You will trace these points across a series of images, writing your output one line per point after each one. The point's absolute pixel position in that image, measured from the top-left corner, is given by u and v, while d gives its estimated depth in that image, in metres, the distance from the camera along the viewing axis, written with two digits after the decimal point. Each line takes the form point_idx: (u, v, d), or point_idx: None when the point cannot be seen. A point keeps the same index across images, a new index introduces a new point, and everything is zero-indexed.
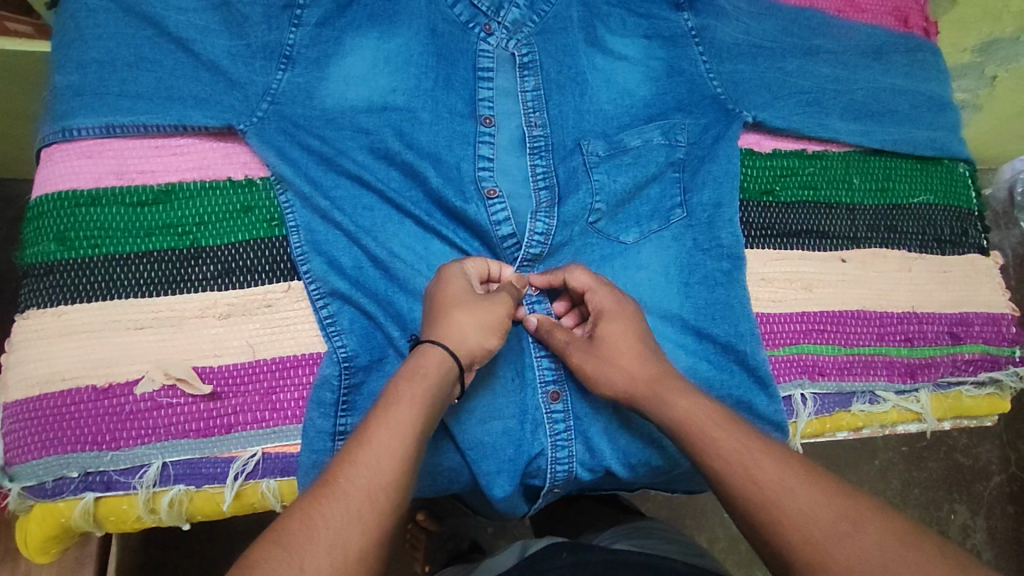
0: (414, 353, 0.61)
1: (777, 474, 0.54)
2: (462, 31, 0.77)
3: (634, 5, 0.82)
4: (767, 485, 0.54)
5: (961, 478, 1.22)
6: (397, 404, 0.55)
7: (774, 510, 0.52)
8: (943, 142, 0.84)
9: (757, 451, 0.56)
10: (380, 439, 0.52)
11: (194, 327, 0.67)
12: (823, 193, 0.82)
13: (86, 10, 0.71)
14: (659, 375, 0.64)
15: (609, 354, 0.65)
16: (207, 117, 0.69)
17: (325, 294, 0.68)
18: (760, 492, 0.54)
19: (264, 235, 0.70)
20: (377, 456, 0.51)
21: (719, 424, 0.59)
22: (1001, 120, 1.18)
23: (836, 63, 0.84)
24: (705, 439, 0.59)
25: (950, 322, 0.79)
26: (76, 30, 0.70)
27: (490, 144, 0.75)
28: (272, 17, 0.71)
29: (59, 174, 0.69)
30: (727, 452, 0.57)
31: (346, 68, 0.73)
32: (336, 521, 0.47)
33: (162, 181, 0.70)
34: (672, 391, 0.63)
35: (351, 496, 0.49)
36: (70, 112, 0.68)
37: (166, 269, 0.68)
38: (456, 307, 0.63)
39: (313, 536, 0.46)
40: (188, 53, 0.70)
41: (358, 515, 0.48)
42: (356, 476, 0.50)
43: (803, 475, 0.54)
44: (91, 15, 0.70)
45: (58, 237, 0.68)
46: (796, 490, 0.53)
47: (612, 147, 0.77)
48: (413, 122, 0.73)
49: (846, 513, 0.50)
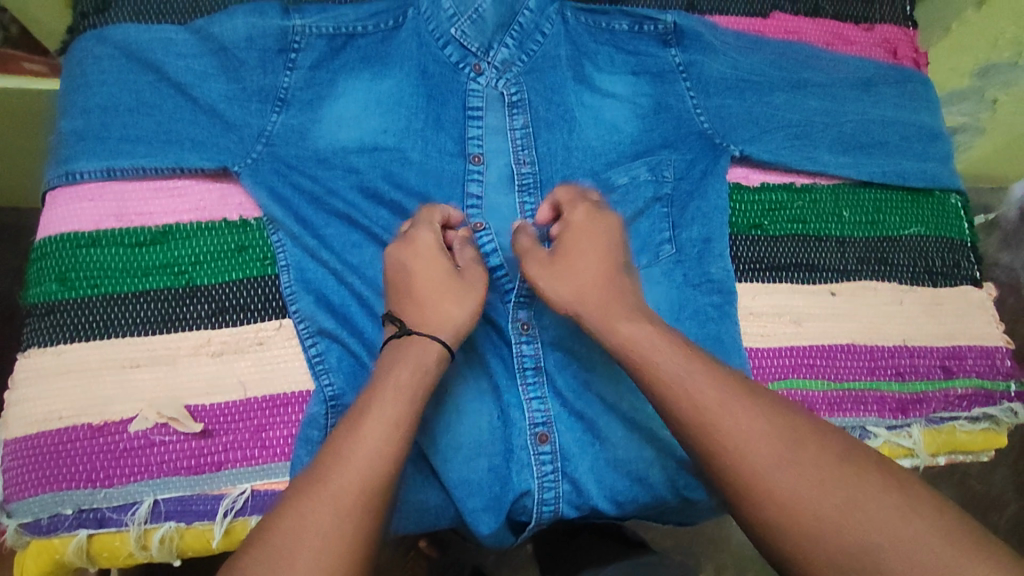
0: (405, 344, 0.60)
1: (748, 429, 0.52)
2: (451, 72, 0.78)
3: (622, 42, 0.82)
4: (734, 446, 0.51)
5: (980, 503, 1.15)
6: (391, 397, 0.56)
7: (742, 476, 0.51)
8: (933, 173, 0.84)
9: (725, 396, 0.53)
10: (374, 435, 0.53)
11: (188, 365, 0.69)
12: (812, 226, 0.82)
13: (92, 58, 0.74)
14: (605, 305, 0.61)
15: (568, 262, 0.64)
16: (203, 160, 0.71)
17: (313, 332, 0.70)
18: (730, 441, 0.52)
19: (257, 274, 0.72)
20: (368, 453, 0.52)
21: (679, 353, 0.57)
22: (1003, 142, 1.15)
23: (825, 95, 0.83)
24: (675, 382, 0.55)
25: (943, 355, 0.79)
26: (83, 76, 0.73)
27: (478, 181, 0.76)
28: (268, 61, 0.73)
29: (62, 217, 0.71)
30: (694, 411, 0.53)
31: (338, 109, 0.75)
32: (325, 519, 0.49)
33: (159, 223, 0.72)
34: (619, 318, 0.60)
35: (341, 493, 0.50)
36: (74, 156, 0.71)
37: (161, 308, 0.70)
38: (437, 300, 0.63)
39: (301, 534, 0.48)
40: (187, 97, 0.72)
41: (348, 513, 0.50)
42: (346, 476, 0.51)
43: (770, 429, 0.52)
44: (96, 61, 0.73)
45: (59, 277, 0.70)
46: (765, 443, 0.51)
47: (600, 186, 0.78)
48: (402, 162, 0.75)
49: (819, 481, 0.49)
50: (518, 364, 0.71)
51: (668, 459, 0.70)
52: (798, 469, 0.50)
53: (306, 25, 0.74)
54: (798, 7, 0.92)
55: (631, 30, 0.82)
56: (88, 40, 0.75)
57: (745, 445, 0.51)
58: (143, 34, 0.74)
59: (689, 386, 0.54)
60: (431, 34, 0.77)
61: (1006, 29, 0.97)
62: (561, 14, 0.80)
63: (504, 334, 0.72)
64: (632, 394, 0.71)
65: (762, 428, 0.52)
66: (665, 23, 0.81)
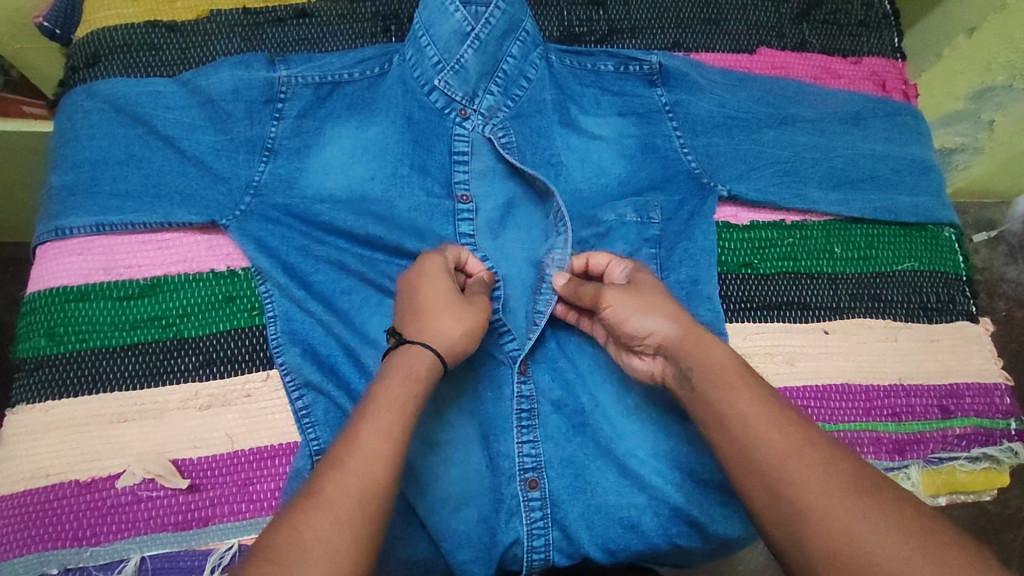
0: (401, 353, 0.61)
1: (842, 479, 0.49)
2: (436, 119, 0.77)
3: (608, 83, 0.82)
4: (807, 474, 0.50)
5: (990, 523, 1.06)
6: (384, 407, 0.55)
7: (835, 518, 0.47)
8: (926, 208, 0.83)
9: (816, 442, 0.52)
10: (367, 443, 0.52)
11: (175, 419, 0.69)
12: (803, 264, 0.81)
13: (82, 112, 0.75)
14: (685, 331, 0.62)
15: (645, 292, 0.65)
16: (191, 214, 0.71)
17: (300, 385, 0.69)
18: (822, 483, 0.49)
19: (245, 324, 0.73)
20: (366, 462, 0.51)
21: (752, 383, 0.57)
22: (1003, 162, 1.10)
23: (814, 130, 0.82)
24: (755, 419, 0.54)
25: (940, 394, 0.78)
26: (72, 130, 0.74)
27: (469, 220, 0.76)
28: (254, 112, 0.74)
29: (52, 272, 0.72)
30: (777, 452, 0.52)
31: (324, 158, 0.75)
32: (325, 531, 0.47)
33: (148, 275, 0.73)
34: (704, 342, 0.60)
35: (339, 504, 0.49)
36: (62, 211, 0.72)
37: (150, 361, 0.71)
38: (438, 311, 0.63)
39: (302, 548, 0.46)
40: (175, 150, 0.73)
41: (348, 524, 0.48)
42: (342, 484, 0.50)
43: (870, 484, 0.49)
44: (86, 116, 0.74)
45: (49, 332, 0.71)
46: (866, 496, 0.48)
47: (588, 223, 0.78)
48: (393, 213, 0.74)
49: (930, 541, 0.45)
50: (515, 408, 0.70)
51: (661, 506, 0.68)
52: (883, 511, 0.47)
53: (292, 75, 0.75)
54: (785, 42, 0.92)
55: (616, 71, 0.82)
56: (79, 94, 0.76)
57: (842, 493, 0.48)
58: (131, 88, 0.75)
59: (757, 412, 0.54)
60: (416, 81, 0.77)
61: (999, 54, 0.91)
62: (546, 58, 0.80)
63: (498, 377, 0.71)
64: (623, 441, 0.70)
65: (859, 479, 0.49)
66: (651, 63, 0.81)
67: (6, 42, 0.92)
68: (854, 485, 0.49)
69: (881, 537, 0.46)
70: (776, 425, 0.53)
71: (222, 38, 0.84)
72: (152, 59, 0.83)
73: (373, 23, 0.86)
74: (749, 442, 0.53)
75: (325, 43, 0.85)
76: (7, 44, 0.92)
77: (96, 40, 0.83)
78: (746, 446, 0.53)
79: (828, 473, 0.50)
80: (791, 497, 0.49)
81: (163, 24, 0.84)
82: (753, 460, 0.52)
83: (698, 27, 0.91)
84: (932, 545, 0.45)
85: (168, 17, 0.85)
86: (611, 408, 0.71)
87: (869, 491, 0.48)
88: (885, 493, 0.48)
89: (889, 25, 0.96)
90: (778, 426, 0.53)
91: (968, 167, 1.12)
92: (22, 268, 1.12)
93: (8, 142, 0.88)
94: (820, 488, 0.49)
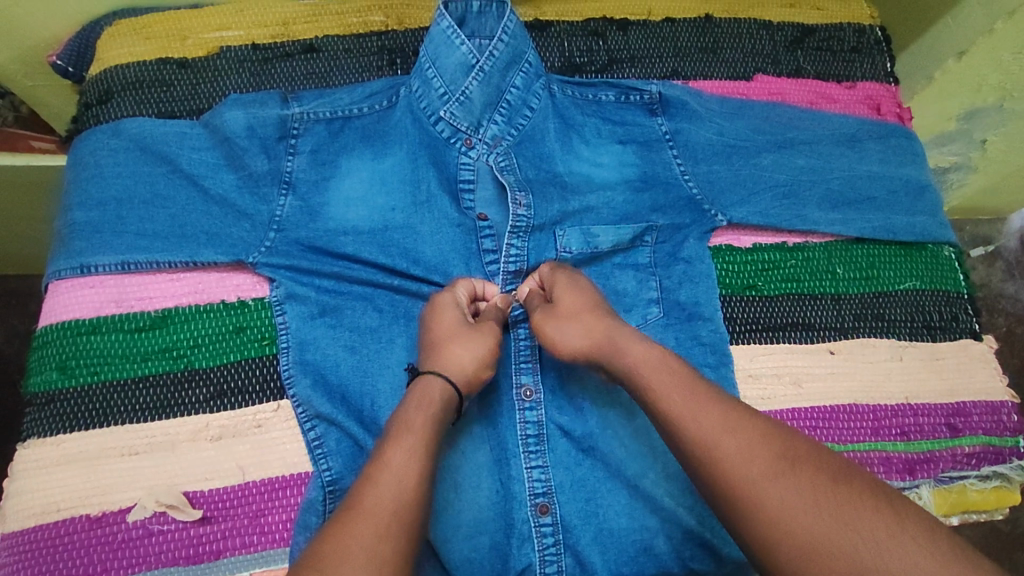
0: (417, 382, 0.64)
1: (764, 461, 0.51)
2: (443, 148, 0.78)
3: (609, 112, 0.84)
4: (741, 471, 0.51)
5: (999, 543, 1.05)
6: (409, 431, 0.57)
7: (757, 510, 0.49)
8: (923, 227, 0.84)
9: (736, 427, 0.53)
10: (396, 461, 0.55)
11: (186, 451, 0.69)
12: (807, 285, 0.82)
13: (108, 150, 0.76)
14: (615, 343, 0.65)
15: (565, 314, 0.68)
16: (217, 254, 0.72)
17: (312, 416, 0.70)
18: (745, 474, 0.51)
19: (255, 354, 0.73)
20: (401, 473, 0.54)
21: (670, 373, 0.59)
22: (1000, 178, 1.12)
23: (812, 153, 0.84)
24: (679, 415, 0.56)
25: (947, 413, 0.79)
26: (96, 167, 0.76)
27: (492, 236, 0.78)
28: (269, 148, 0.76)
29: (65, 306, 0.73)
30: (702, 441, 0.53)
31: (344, 190, 0.77)
32: (368, 540, 0.49)
33: (160, 308, 0.74)
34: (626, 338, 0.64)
35: (378, 515, 0.51)
36: (89, 249, 0.73)
37: (162, 394, 0.71)
38: (452, 342, 0.67)
39: (347, 555, 0.48)
40: (199, 188, 0.74)
41: (388, 532, 0.50)
42: (381, 498, 0.52)
43: (789, 463, 0.51)
44: (111, 154, 0.76)
45: (60, 366, 0.71)
46: (784, 476, 0.50)
47: (585, 242, 0.78)
48: (415, 238, 0.76)
49: (847, 518, 0.47)
50: (521, 433, 0.71)
51: (674, 530, 0.68)
52: (815, 498, 0.48)
53: (304, 112, 0.77)
54: (780, 68, 0.95)
55: (617, 101, 0.84)
56: (104, 132, 0.78)
57: (763, 479, 0.50)
58: (156, 127, 0.77)
59: (693, 409, 0.55)
60: (423, 112, 0.78)
61: (989, 76, 0.94)
62: (548, 88, 0.81)
63: (504, 402, 0.72)
64: (633, 466, 0.70)
65: (778, 461, 0.51)
66: (651, 93, 0.84)
67: (19, 79, 0.93)
68: (774, 469, 0.50)
69: (803, 516, 0.48)
70: (698, 418, 0.55)
71: (231, 74, 0.86)
72: (165, 94, 0.85)
73: (378, 56, 0.89)
74: (679, 437, 0.55)
75: (333, 78, 0.87)
76: (21, 81, 0.94)
77: (108, 77, 0.85)
78: (677, 442, 0.55)
79: (749, 460, 0.51)
80: (723, 488, 0.51)
81: (174, 60, 0.86)
82: (687, 453, 0.54)
83: (695, 55, 0.94)
84: (851, 519, 0.47)
85: (180, 54, 0.87)
86: (619, 430, 0.71)
87: (789, 468, 0.50)
88: (802, 471, 0.50)
89: (881, 51, 0.98)
90: (702, 418, 0.55)
91: (965, 184, 1.14)
92: (31, 298, 1.13)
93: (21, 176, 0.89)
94: (742, 476, 0.51)
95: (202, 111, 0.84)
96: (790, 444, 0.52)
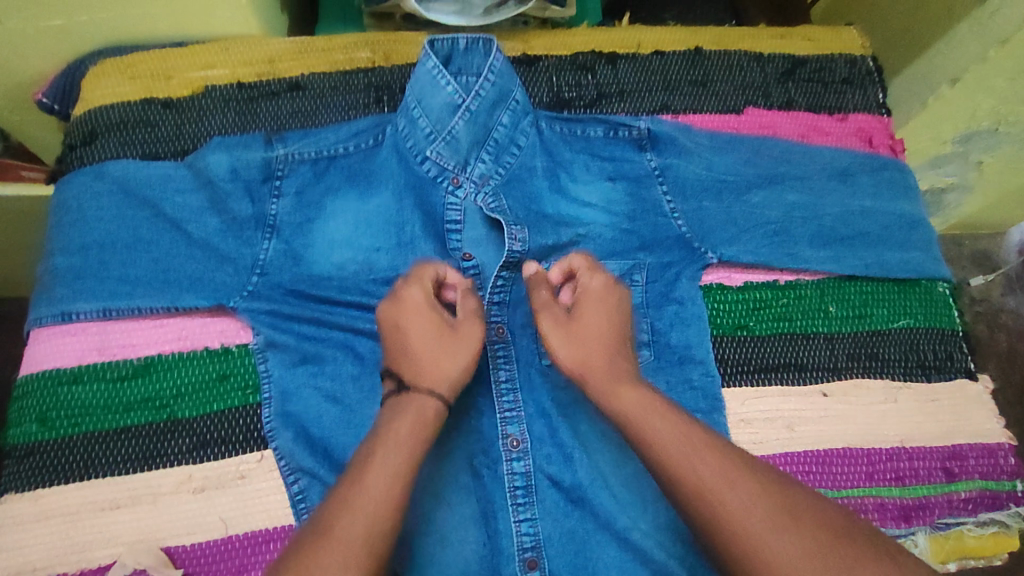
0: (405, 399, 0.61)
1: (766, 513, 0.50)
2: (429, 187, 0.77)
3: (597, 148, 0.83)
4: (744, 523, 0.50)
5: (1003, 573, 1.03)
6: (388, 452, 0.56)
7: (755, 561, 0.48)
8: (916, 263, 0.83)
9: (736, 475, 0.52)
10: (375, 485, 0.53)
11: (168, 504, 0.68)
12: (799, 324, 0.81)
13: (91, 193, 0.76)
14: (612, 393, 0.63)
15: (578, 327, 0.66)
16: (199, 299, 0.72)
17: (295, 469, 0.68)
18: (749, 525, 0.50)
19: (238, 403, 0.72)
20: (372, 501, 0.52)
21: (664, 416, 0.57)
22: (998, 196, 1.11)
23: (803, 188, 0.83)
24: (679, 458, 0.54)
25: (943, 456, 0.77)
26: (79, 212, 0.75)
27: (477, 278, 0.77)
28: (254, 191, 0.75)
29: (46, 354, 0.72)
30: (702, 489, 0.52)
31: (329, 231, 0.76)
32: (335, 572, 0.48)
33: (142, 355, 0.73)
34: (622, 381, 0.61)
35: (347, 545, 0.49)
36: (70, 296, 0.72)
37: (144, 445, 0.70)
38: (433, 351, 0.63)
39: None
40: (182, 233, 0.74)
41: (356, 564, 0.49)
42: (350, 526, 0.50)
43: (792, 516, 0.50)
44: (94, 197, 0.75)
45: (40, 418, 0.70)
46: (786, 530, 0.49)
47: None
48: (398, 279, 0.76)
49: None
50: (508, 485, 0.70)
51: None
52: (817, 552, 0.48)
53: (289, 153, 0.76)
54: (771, 101, 0.94)
55: (605, 136, 0.83)
56: (87, 175, 0.77)
57: (766, 531, 0.49)
58: (140, 169, 0.76)
59: (695, 457, 0.54)
60: (409, 151, 0.77)
61: (983, 102, 0.92)
62: (536, 125, 0.81)
63: (492, 452, 0.71)
64: (623, 518, 0.68)
65: (782, 513, 0.50)
66: (639, 129, 0.82)
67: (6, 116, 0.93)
68: (778, 522, 0.49)
69: (806, 571, 0.47)
70: (696, 463, 0.53)
71: (216, 113, 0.86)
72: (150, 134, 0.84)
73: (365, 94, 0.88)
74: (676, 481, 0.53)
75: (320, 115, 0.87)
76: (7, 117, 0.93)
77: (93, 118, 0.84)
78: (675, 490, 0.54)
79: (752, 510, 0.50)
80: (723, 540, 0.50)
81: (158, 100, 0.86)
82: (684, 499, 0.53)
83: (684, 88, 0.93)
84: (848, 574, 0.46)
85: (165, 94, 0.86)
86: (609, 479, 0.70)
87: (786, 520, 0.50)
88: (805, 525, 0.49)
89: (874, 81, 0.97)
90: (703, 464, 0.53)
91: (962, 204, 1.13)
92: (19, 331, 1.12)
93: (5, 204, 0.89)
94: (745, 527, 0.49)
95: (187, 151, 0.84)
96: (792, 496, 0.52)
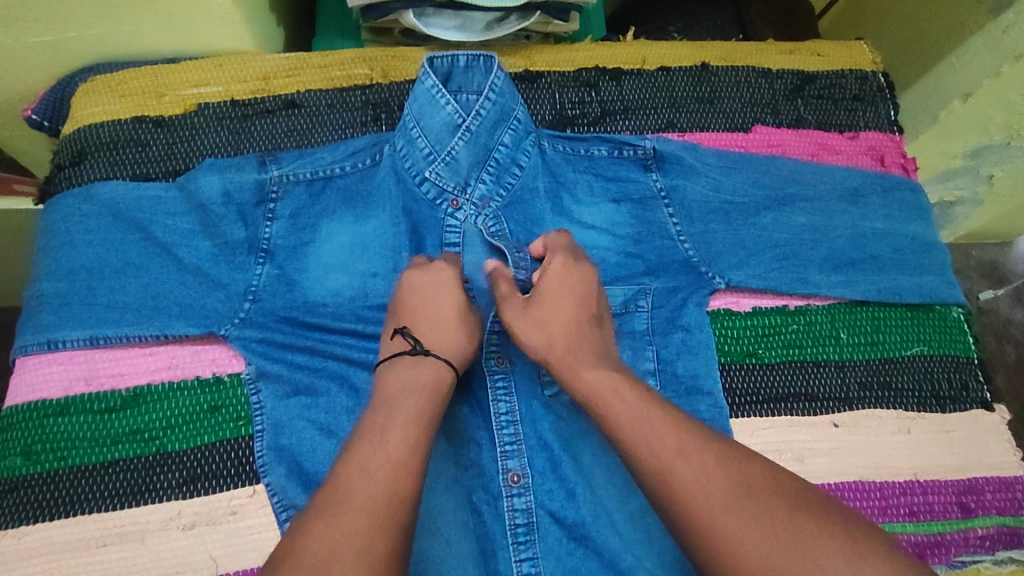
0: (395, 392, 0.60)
1: (720, 489, 0.50)
2: (429, 210, 0.75)
3: (602, 168, 0.80)
4: (704, 504, 0.50)
5: None
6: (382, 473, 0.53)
7: (717, 545, 0.48)
8: (930, 288, 0.80)
9: (691, 451, 0.53)
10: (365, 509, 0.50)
11: (157, 541, 0.66)
12: (809, 352, 0.79)
13: (79, 216, 0.73)
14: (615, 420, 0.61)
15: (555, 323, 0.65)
16: (189, 326, 0.69)
17: (288, 506, 0.66)
18: (703, 501, 0.50)
19: (230, 436, 0.70)
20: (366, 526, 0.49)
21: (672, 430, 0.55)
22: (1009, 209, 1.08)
23: (813, 210, 0.80)
24: (643, 443, 0.54)
25: (958, 490, 0.75)
26: (67, 235, 0.73)
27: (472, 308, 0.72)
28: (247, 214, 0.72)
29: (31, 384, 0.69)
30: (669, 483, 0.51)
31: (325, 254, 0.74)
32: None
33: (131, 385, 0.70)
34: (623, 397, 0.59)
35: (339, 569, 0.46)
36: (56, 323, 0.69)
37: (132, 479, 0.68)
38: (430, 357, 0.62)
39: None
40: (172, 257, 0.71)
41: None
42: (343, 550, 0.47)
43: (745, 489, 0.50)
44: (82, 220, 0.73)
45: (25, 452, 0.68)
46: (741, 504, 0.49)
47: None
48: None
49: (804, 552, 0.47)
50: (510, 523, 0.67)
51: None
52: (774, 531, 0.48)
53: (283, 174, 0.74)
54: (780, 118, 0.91)
55: (610, 155, 0.80)
56: (76, 197, 0.75)
57: (722, 506, 0.49)
58: (129, 190, 0.74)
59: (659, 443, 0.53)
60: (407, 172, 0.75)
61: (995, 116, 0.90)
62: (538, 144, 0.78)
63: (492, 488, 0.68)
64: (628, 557, 0.66)
65: (736, 488, 0.50)
66: (645, 148, 0.80)
67: None
68: (730, 496, 0.50)
69: (760, 545, 0.47)
70: (653, 445, 0.53)
71: (209, 131, 0.83)
72: (141, 154, 0.82)
73: (362, 111, 0.86)
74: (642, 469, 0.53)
75: (315, 133, 0.84)
76: None
77: (82, 137, 0.82)
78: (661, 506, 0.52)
79: (705, 484, 0.50)
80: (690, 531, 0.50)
81: (150, 119, 0.83)
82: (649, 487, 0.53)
83: (690, 106, 0.90)
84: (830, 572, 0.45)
85: (156, 112, 0.84)
86: (614, 516, 0.67)
87: (751, 503, 0.49)
88: (757, 500, 0.50)
89: (885, 98, 0.94)
90: (672, 453, 0.52)
91: (972, 216, 1.11)
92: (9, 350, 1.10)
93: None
94: (700, 502, 0.50)
95: (178, 171, 0.81)
96: (750, 475, 0.52)
